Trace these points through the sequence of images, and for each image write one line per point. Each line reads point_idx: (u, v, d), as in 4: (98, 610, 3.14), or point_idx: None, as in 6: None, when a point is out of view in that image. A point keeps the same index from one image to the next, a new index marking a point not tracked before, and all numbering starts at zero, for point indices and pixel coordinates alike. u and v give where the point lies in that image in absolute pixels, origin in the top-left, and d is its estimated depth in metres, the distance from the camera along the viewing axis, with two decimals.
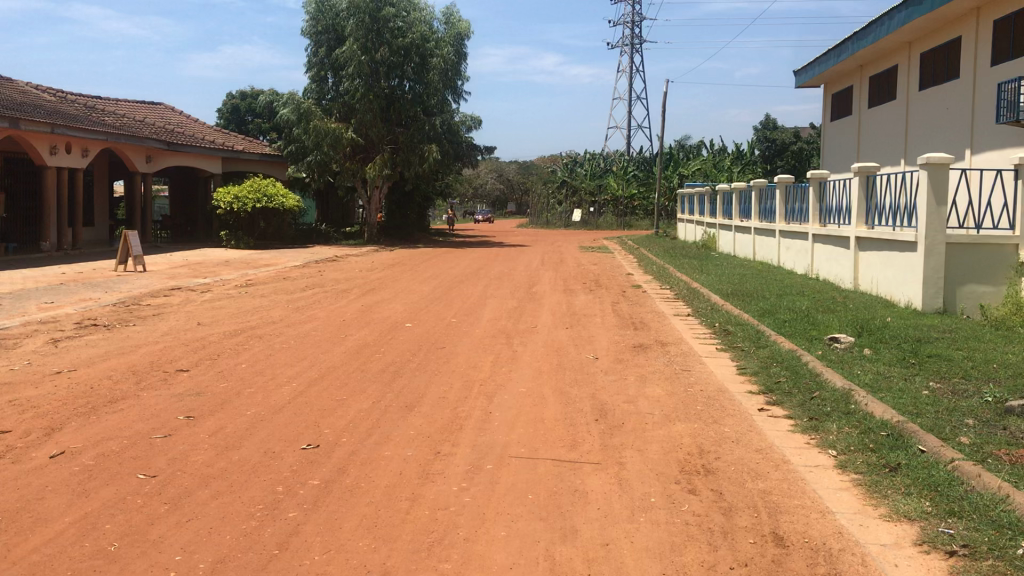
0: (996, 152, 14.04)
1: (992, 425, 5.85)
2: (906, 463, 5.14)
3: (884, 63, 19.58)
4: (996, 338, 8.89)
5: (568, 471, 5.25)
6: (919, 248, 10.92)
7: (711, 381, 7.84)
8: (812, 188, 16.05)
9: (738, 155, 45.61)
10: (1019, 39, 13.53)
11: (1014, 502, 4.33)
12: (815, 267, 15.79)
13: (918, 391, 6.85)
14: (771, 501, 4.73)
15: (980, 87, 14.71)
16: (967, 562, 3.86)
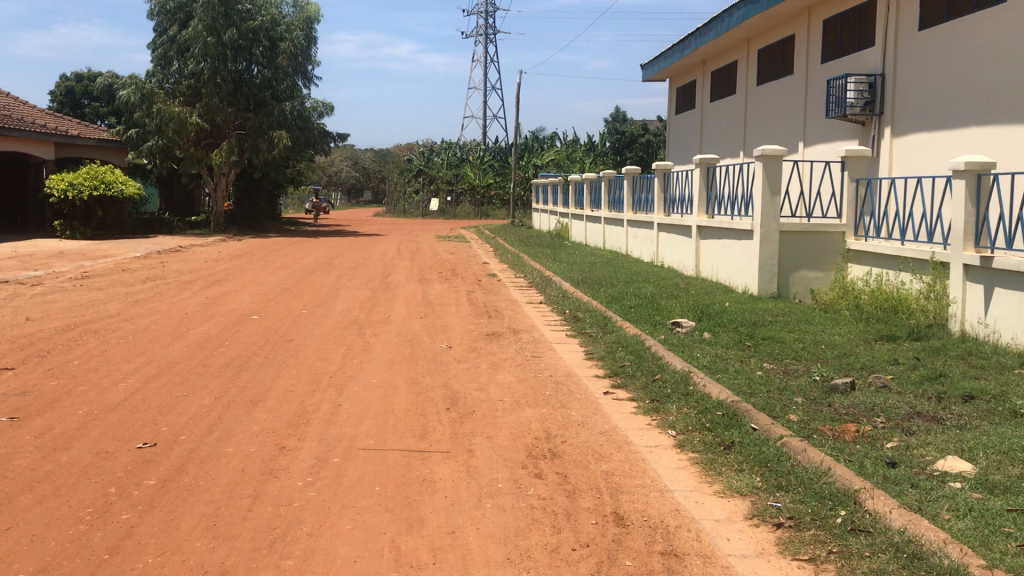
0: (826, 145, 14.85)
1: (819, 402, 6.23)
2: (740, 441, 5.38)
3: (724, 59, 20.39)
4: (824, 321, 9.45)
5: (417, 461, 5.23)
6: (756, 236, 11.46)
7: (560, 366, 8.00)
8: (657, 178, 16.58)
9: (591, 146, 46.50)
10: (846, 39, 14.31)
11: (835, 475, 4.60)
12: (660, 255, 16.37)
13: (752, 371, 7.19)
14: (613, 482, 4.85)
15: (811, 83, 15.51)
16: (792, 533, 4.08)
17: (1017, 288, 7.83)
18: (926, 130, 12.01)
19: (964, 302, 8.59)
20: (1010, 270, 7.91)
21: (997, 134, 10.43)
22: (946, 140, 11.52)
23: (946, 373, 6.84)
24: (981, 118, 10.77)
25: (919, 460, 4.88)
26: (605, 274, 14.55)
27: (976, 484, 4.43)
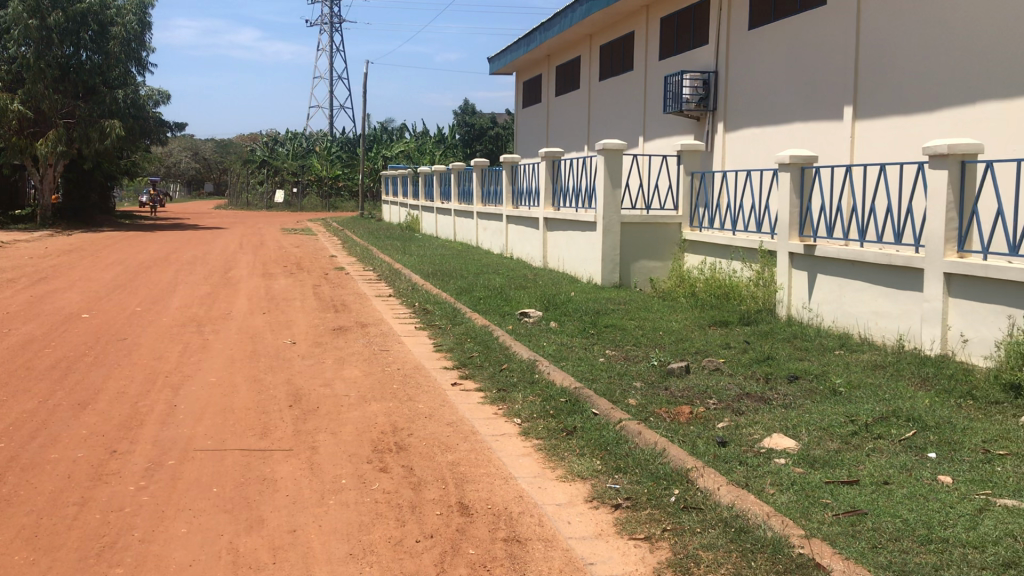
0: (664, 139, 15.38)
1: (656, 386, 6.47)
2: (582, 426, 5.52)
3: (568, 54, 20.79)
4: (663, 308, 9.81)
5: (259, 460, 5.10)
6: (598, 227, 11.75)
7: (408, 359, 7.97)
8: (505, 171, 16.75)
9: (440, 138, 46.44)
10: (682, 37, 14.85)
11: (669, 455, 4.79)
12: (508, 247, 16.55)
13: (595, 358, 7.39)
14: (458, 473, 4.88)
15: (650, 79, 16.02)
16: (630, 513, 4.23)
17: (836, 274, 8.38)
18: (755, 126, 12.62)
19: (790, 288, 9.13)
20: (830, 258, 8.45)
21: (819, 131, 11.08)
22: (772, 135, 12.15)
23: (773, 356, 7.23)
24: (803, 114, 11.42)
25: (748, 438, 5.15)
26: (454, 266, 14.60)
27: (798, 458, 4.71)
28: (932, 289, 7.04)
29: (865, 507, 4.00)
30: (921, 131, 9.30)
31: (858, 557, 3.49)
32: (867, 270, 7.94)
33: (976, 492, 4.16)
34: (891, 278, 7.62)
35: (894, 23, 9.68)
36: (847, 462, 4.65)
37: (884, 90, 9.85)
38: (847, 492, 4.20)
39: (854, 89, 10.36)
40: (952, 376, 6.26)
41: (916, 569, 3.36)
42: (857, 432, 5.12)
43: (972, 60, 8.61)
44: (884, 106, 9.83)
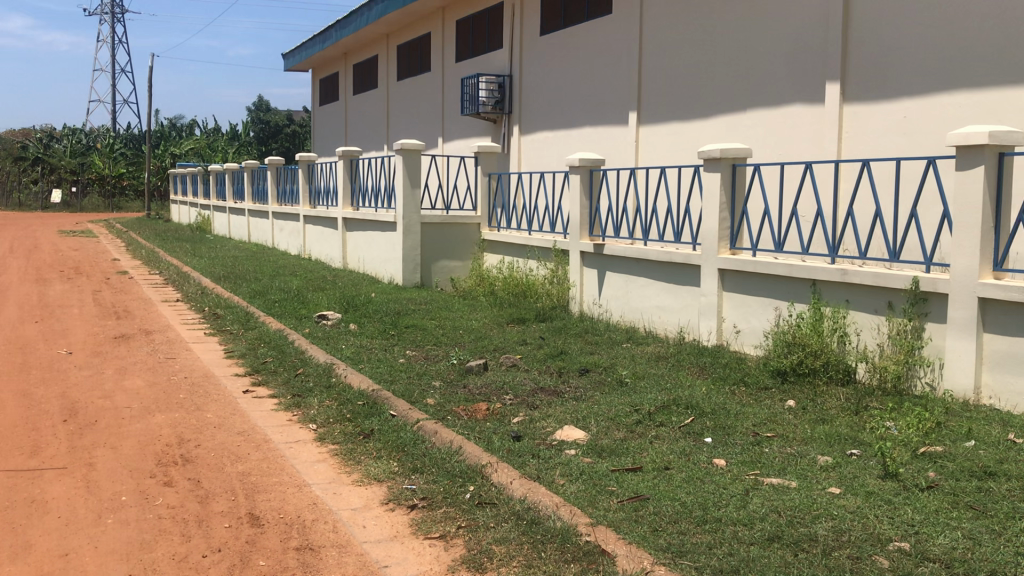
0: (462, 140, 15.52)
1: (454, 385, 6.50)
2: (379, 428, 5.48)
3: (365, 53, 20.58)
4: (462, 307, 9.89)
5: (27, 481, 4.72)
6: (398, 227, 11.69)
7: (196, 367, 7.61)
8: (301, 170, 16.36)
9: (233, 136, 44.75)
10: (478, 40, 15.05)
11: (464, 453, 4.84)
12: (306, 248, 16.19)
13: (393, 359, 7.34)
14: (249, 483, 4.72)
15: (447, 81, 16.13)
16: (425, 513, 4.23)
17: (623, 271, 8.76)
18: (547, 129, 12.97)
19: (582, 285, 9.48)
20: (617, 255, 8.81)
21: (607, 134, 11.53)
22: (564, 138, 12.54)
23: (567, 351, 7.46)
24: (592, 118, 11.85)
25: (541, 432, 5.28)
26: (249, 268, 14.09)
27: (587, 449, 4.88)
28: (708, 284, 7.50)
29: (648, 492, 4.20)
30: (699, 136, 9.87)
31: (641, 541, 3.66)
32: (652, 267, 8.34)
33: (746, 472, 4.46)
34: (672, 274, 8.05)
35: (673, 34, 10.21)
36: (632, 450, 4.86)
37: (665, 97, 10.38)
38: (631, 479, 4.39)
39: (638, 95, 10.84)
40: (727, 364, 6.70)
41: (692, 549, 3.56)
42: (642, 421, 5.37)
43: (743, 72, 9.22)
44: (666, 112, 10.36)
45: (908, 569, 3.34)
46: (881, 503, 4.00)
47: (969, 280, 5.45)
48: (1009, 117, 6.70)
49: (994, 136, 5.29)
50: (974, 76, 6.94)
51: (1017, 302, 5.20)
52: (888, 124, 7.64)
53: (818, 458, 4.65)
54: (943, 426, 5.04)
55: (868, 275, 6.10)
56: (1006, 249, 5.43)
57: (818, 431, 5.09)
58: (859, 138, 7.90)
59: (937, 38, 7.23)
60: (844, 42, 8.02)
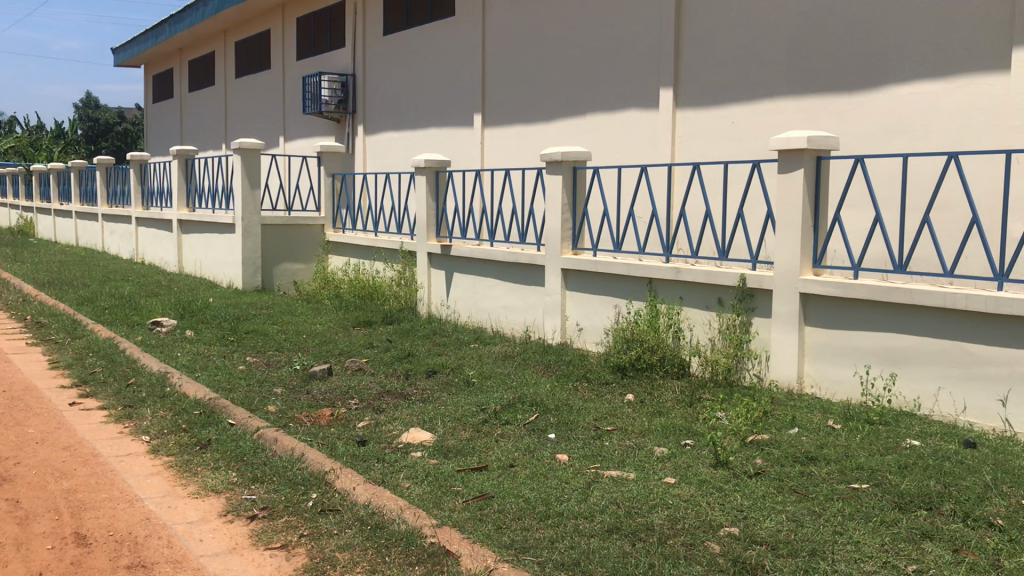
0: (304, 140, 15.20)
1: (297, 391, 6.36)
2: (217, 437, 5.29)
3: (201, 49, 19.86)
4: (306, 311, 9.68)
5: None
6: (237, 229, 11.32)
7: (16, 380, 7.12)
8: (132, 170, 15.60)
9: (58, 134, 42.22)
10: (319, 38, 14.78)
11: (307, 460, 4.74)
12: (140, 251, 15.45)
13: (232, 366, 7.11)
14: (75, 501, 4.45)
15: (288, 79, 15.76)
16: (266, 523, 4.11)
17: (469, 271, 8.81)
18: (392, 129, 12.88)
19: (429, 286, 9.48)
20: (463, 256, 8.85)
21: (452, 135, 11.57)
22: (408, 139, 12.48)
23: (413, 352, 7.43)
24: (437, 119, 11.85)
25: (386, 435, 5.24)
26: (76, 274, 13.32)
27: (432, 450, 4.88)
28: (552, 284, 7.64)
29: (492, 491, 4.23)
30: (541, 138, 10.04)
31: (485, 540, 3.68)
32: (497, 268, 8.42)
33: (588, 466, 4.57)
34: (517, 274, 8.16)
35: (515, 37, 10.34)
36: (477, 449, 4.89)
37: (508, 100, 10.50)
38: (476, 478, 4.42)
39: (481, 97, 10.92)
40: (570, 361, 6.85)
41: (534, 544, 3.62)
42: (487, 420, 5.41)
43: (582, 75, 9.44)
44: (509, 114, 10.49)
45: (737, 553, 3.51)
46: (713, 490, 4.18)
47: (790, 275, 5.78)
48: (827, 122, 7.16)
49: (812, 141, 5.59)
50: (795, 83, 7.37)
51: (834, 296, 5.57)
52: (718, 128, 8.01)
53: (655, 449, 4.81)
54: (769, 415, 5.32)
55: (699, 273, 6.38)
56: (824, 246, 5.79)
57: (656, 423, 5.28)
58: (692, 141, 8.24)
59: (761, 47, 7.63)
60: (677, 48, 8.35)
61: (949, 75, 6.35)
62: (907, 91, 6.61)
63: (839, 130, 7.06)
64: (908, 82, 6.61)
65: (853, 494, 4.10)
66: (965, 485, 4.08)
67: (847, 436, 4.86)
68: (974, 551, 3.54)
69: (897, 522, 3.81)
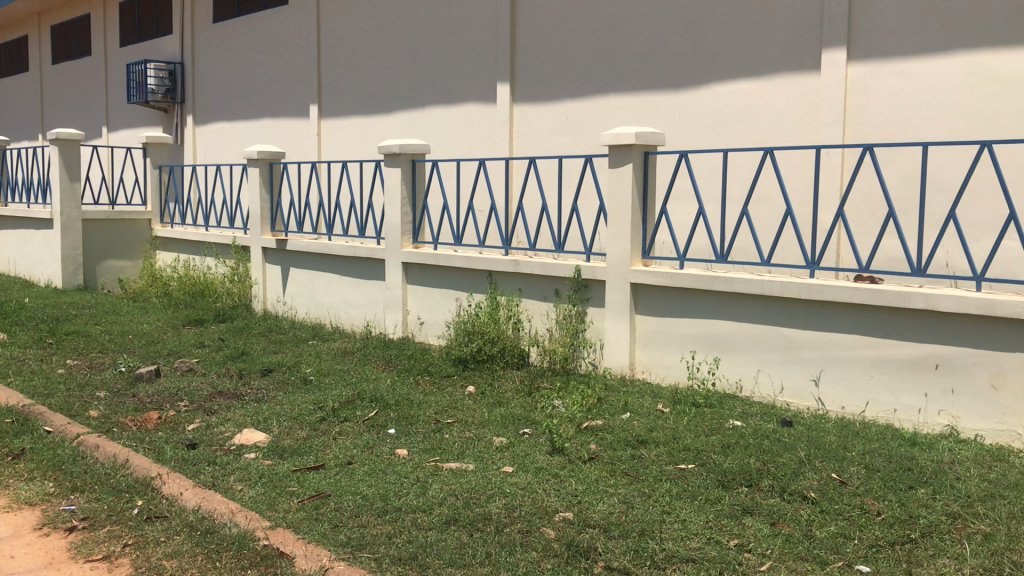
0: (129, 131, 14.47)
1: (122, 394, 6.04)
2: (32, 447, 4.96)
3: (12, 32, 18.56)
4: (132, 310, 9.22)
5: None
6: (54, 225, 10.61)
7: None
8: None
9: None
10: (144, 24, 14.09)
11: (132, 466, 4.51)
12: None
13: (50, 371, 6.68)
14: None
15: (110, 66, 14.95)
16: (86, 534, 3.89)
17: (307, 266, 8.63)
18: (224, 120, 12.44)
19: (265, 282, 9.25)
20: (300, 251, 8.65)
21: (287, 127, 11.28)
22: (241, 130, 12.09)
23: (248, 351, 7.21)
24: (271, 111, 11.53)
25: (219, 437, 5.06)
26: None
27: (267, 451, 4.75)
28: (392, 278, 7.58)
29: (329, 489, 4.16)
30: (379, 131, 9.95)
31: (320, 539, 3.62)
32: (335, 262, 8.28)
33: (427, 459, 4.57)
34: (356, 269, 8.06)
35: (350, 27, 10.19)
36: (314, 448, 4.79)
37: (344, 92, 10.34)
38: (312, 477, 4.34)
39: (317, 89, 10.71)
40: (411, 355, 6.81)
41: (371, 540, 3.59)
42: (325, 418, 5.31)
43: (419, 68, 9.41)
44: (346, 107, 10.32)
45: (571, 537, 3.60)
46: (550, 477, 4.27)
47: (622, 266, 5.96)
48: (655, 118, 7.42)
49: (640, 137, 5.77)
50: (626, 80, 7.60)
51: (663, 285, 5.78)
52: (553, 122, 8.16)
53: (494, 440, 4.86)
54: (604, 401, 5.48)
55: (536, 265, 6.48)
56: (653, 238, 5.99)
57: (495, 414, 5.33)
58: (528, 135, 8.37)
59: (592, 44, 7.82)
60: (512, 43, 8.45)
61: (766, 75, 6.72)
62: (728, 90, 6.95)
63: (667, 126, 7.35)
64: (728, 81, 6.95)
65: (681, 474, 4.28)
66: (781, 462, 4.33)
67: (675, 419, 5.07)
68: (789, 523, 3.76)
69: (721, 499, 4.00)
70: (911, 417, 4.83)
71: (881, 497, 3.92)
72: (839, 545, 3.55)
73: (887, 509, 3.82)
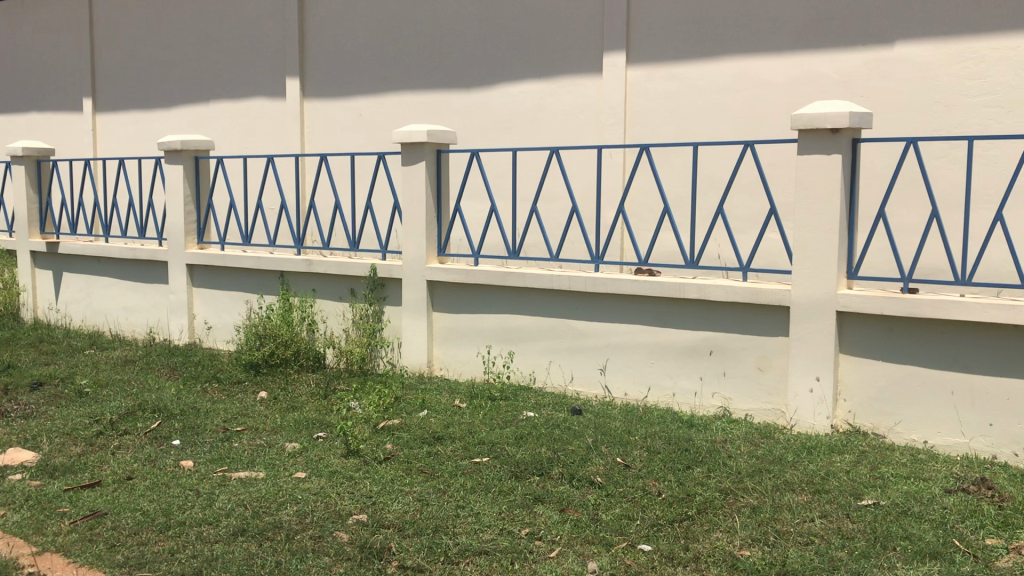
0: None
1: None
2: None
3: None
4: None
5: None
6: None
7: None
8: None
9: None
10: None
11: None
12: None
13: None
14: None
15: None
16: None
17: (82, 270, 8.08)
18: None
19: (34, 289, 8.58)
20: (74, 254, 8.08)
21: (57, 122, 10.51)
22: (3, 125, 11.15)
23: (14, 364, 6.65)
24: (38, 104, 10.71)
25: None
26: None
27: (34, 471, 4.41)
28: (177, 281, 7.23)
29: (105, 508, 3.92)
30: (160, 127, 9.46)
31: (94, 561, 3.41)
32: (114, 266, 7.81)
33: (214, 470, 4.39)
34: (137, 272, 7.63)
35: (127, 17, 9.63)
36: (89, 465, 4.49)
37: (121, 85, 9.76)
38: (87, 496, 4.07)
39: (90, 81, 10.04)
40: (199, 362, 6.52)
41: (152, 558, 3.41)
42: (102, 432, 4.99)
43: (203, 62, 9.02)
44: (123, 101, 9.74)
45: (364, 539, 3.56)
46: (343, 480, 4.21)
47: (417, 264, 5.97)
48: (447, 117, 7.48)
49: (432, 135, 5.78)
50: (417, 78, 7.61)
51: (457, 282, 5.84)
52: (345, 120, 8.05)
53: (286, 445, 4.74)
54: (400, 399, 5.46)
55: (330, 264, 6.37)
56: (447, 235, 6.03)
57: (288, 418, 5.20)
58: (320, 132, 8.22)
59: (382, 42, 7.77)
60: (301, 38, 8.27)
61: (552, 76, 6.93)
62: (517, 90, 7.10)
63: (458, 125, 7.42)
64: (517, 82, 7.10)
65: (475, 468, 4.33)
66: (570, 450, 4.47)
67: (471, 414, 5.12)
68: (577, 509, 3.89)
69: (513, 490, 4.09)
70: (688, 400, 5.12)
71: (661, 478, 4.14)
72: (623, 527, 3.71)
73: (667, 489, 4.03)
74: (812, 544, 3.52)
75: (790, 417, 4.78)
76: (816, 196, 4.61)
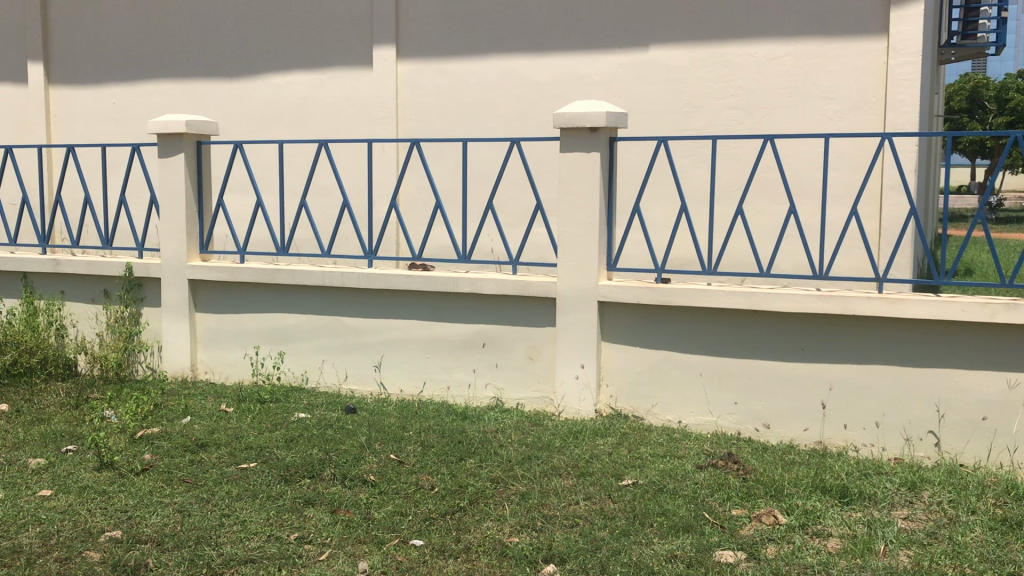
0: None
1: None
2: None
3: None
4: None
5: None
6: None
7: None
8: None
9: None
10: None
11: None
12: None
13: None
14: None
15: None
16: None
17: None
18: None
19: None
20: None
21: None
22: None
23: None
24: None
25: None
26: None
27: None
28: None
29: None
30: None
31: None
32: None
33: None
34: None
35: None
36: None
37: None
38: None
39: None
40: None
41: None
42: None
43: None
44: None
45: (117, 557, 3.34)
46: (94, 496, 3.93)
47: (177, 263, 5.67)
48: (211, 107, 7.24)
49: (190, 125, 5.50)
50: (176, 66, 7.31)
51: (221, 281, 5.61)
52: (97, 109, 7.58)
53: (29, 462, 4.37)
54: (161, 406, 5.17)
55: (79, 264, 5.94)
56: (210, 231, 5.77)
57: (32, 432, 4.79)
58: (68, 122, 7.68)
59: (137, 27, 7.39)
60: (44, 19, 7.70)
61: (321, 68, 6.88)
62: (285, 81, 7.00)
63: (223, 116, 7.20)
64: (284, 72, 6.99)
65: (242, 474, 4.17)
66: (343, 449, 4.41)
67: (239, 418, 4.93)
68: (349, 509, 3.84)
69: (282, 494, 3.97)
70: (462, 392, 5.18)
71: (434, 472, 4.16)
72: (395, 524, 3.69)
73: (439, 482, 4.05)
74: (576, 526, 3.65)
75: (558, 404, 4.95)
76: (576, 191, 4.78)
